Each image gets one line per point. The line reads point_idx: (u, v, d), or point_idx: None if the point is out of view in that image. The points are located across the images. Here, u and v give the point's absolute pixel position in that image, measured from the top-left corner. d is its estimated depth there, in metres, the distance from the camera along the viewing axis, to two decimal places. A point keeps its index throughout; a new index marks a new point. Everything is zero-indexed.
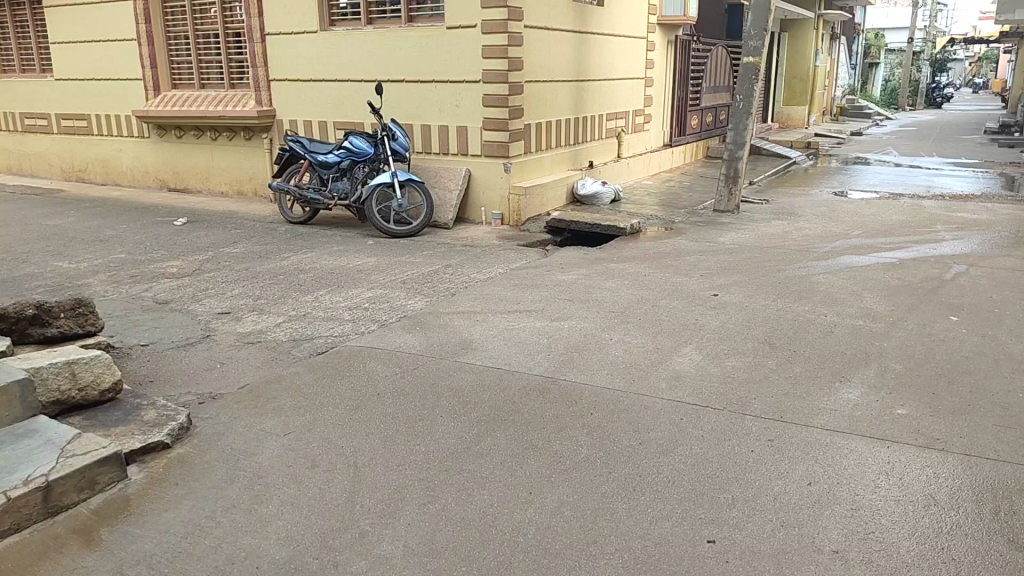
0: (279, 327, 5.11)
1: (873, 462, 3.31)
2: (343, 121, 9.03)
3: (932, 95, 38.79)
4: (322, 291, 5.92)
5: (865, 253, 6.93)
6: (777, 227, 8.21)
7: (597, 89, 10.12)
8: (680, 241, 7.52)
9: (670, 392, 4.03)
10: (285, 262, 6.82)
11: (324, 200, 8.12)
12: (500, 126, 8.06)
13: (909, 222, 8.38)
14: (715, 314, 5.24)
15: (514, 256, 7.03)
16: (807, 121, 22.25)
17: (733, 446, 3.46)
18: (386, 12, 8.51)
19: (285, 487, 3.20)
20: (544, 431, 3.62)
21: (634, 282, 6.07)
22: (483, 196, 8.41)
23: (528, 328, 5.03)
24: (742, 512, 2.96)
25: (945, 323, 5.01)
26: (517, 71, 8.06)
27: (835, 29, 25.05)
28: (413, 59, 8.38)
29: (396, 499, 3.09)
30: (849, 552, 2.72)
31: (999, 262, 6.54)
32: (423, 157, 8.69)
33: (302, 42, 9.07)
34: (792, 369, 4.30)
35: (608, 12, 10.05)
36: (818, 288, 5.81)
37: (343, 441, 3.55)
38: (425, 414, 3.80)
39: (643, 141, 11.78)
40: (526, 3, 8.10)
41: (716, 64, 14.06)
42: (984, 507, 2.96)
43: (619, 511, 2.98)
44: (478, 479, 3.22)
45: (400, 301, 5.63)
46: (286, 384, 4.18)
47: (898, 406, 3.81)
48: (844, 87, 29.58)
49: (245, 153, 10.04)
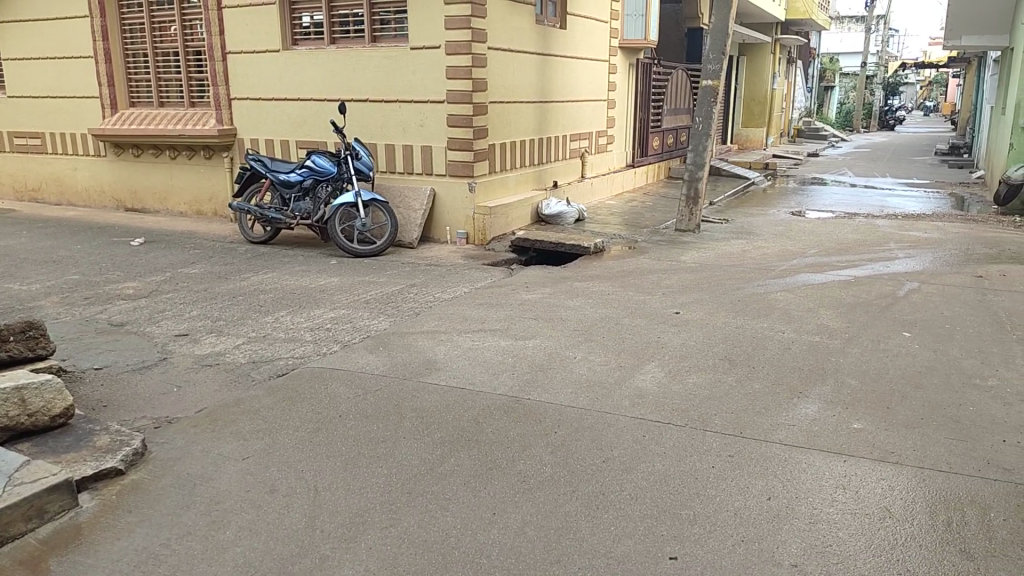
0: (238, 349, 5.04)
1: (830, 476, 3.35)
2: (306, 140, 8.99)
3: (886, 117, 39.86)
4: (282, 312, 5.86)
5: (821, 271, 7.07)
6: (736, 246, 8.34)
7: (561, 109, 10.21)
8: (642, 260, 7.60)
9: (633, 409, 4.05)
10: (245, 283, 6.74)
11: (285, 219, 8.04)
12: (464, 146, 8.10)
13: (863, 241, 8.59)
14: (677, 332, 5.30)
15: (478, 275, 7.03)
16: (766, 143, 22.69)
17: (694, 461, 3.49)
18: (350, 32, 8.52)
19: (243, 512, 3.14)
20: (507, 450, 3.61)
21: (597, 300, 6.12)
22: (447, 215, 8.41)
23: (492, 347, 5.03)
24: (703, 528, 2.98)
25: (898, 338, 5.13)
26: (481, 91, 8.11)
27: (791, 54, 25.69)
28: (376, 78, 8.39)
29: (357, 523, 3.05)
30: (807, 565, 2.75)
31: (950, 279, 6.72)
32: (387, 176, 8.67)
33: (265, 61, 9.02)
34: (752, 385, 4.35)
35: (570, 34, 10.17)
36: (776, 305, 5.91)
37: (303, 465, 3.50)
38: (388, 435, 3.77)
39: (606, 161, 11.90)
40: (489, 24, 8.16)
41: (677, 86, 14.29)
42: (937, 518, 3.02)
43: (583, 530, 2.98)
44: (441, 500, 3.19)
45: (363, 321, 5.60)
46: (245, 408, 4.11)
47: (853, 420, 3.88)
48: (800, 110, 30.29)
49: (205, 172, 9.93)
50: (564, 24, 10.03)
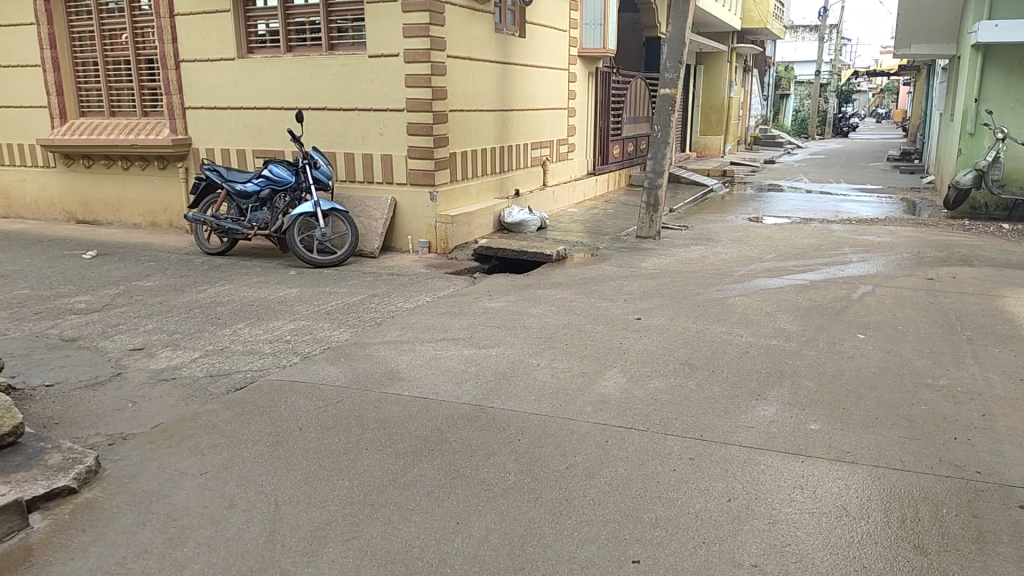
0: (195, 362, 4.96)
1: (789, 476, 3.40)
2: (263, 149, 8.88)
3: (840, 124, 40.70)
4: (241, 324, 5.77)
5: (779, 276, 7.18)
6: (695, 252, 8.44)
7: (521, 117, 10.24)
8: (604, 267, 7.65)
9: (595, 415, 4.06)
10: (202, 295, 6.63)
11: (242, 229, 7.93)
12: (424, 154, 8.08)
13: (819, 245, 8.76)
14: (638, 338, 5.34)
15: (440, 284, 7.01)
16: (724, 150, 23.02)
17: (656, 465, 3.51)
18: (306, 40, 8.45)
19: (202, 529, 3.08)
20: (471, 459, 3.60)
21: (560, 307, 6.14)
22: (409, 224, 8.38)
23: (455, 356, 5.01)
24: (665, 531, 3.00)
25: (853, 341, 5.23)
26: (440, 99, 8.10)
27: (747, 62, 26.14)
28: (334, 87, 8.34)
29: (318, 536, 3.01)
30: (767, 565, 2.78)
31: (902, 282, 6.88)
32: (347, 185, 8.61)
33: (220, 69, 8.91)
34: (712, 389, 4.40)
35: (529, 42, 10.22)
36: (734, 310, 5.99)
37: (262, 479, 3.45)
38: (350, 446, 3.73)
39: (568, 169, 11.97)
40: (448, 33, 8.16)
41: (636, 95, 14.43)
42: (892, 515, 3.08)
43: (546, 536, 2.98)
44: (404, 511, 3.16)
45: (324, 332, 5.54)
46: (202, 422, 4.04)
47: (810, 422, 3.95)
48: (757, 118, 30.79)
49: (159, 183, 9.76)
50: (523, 32, 10.09)
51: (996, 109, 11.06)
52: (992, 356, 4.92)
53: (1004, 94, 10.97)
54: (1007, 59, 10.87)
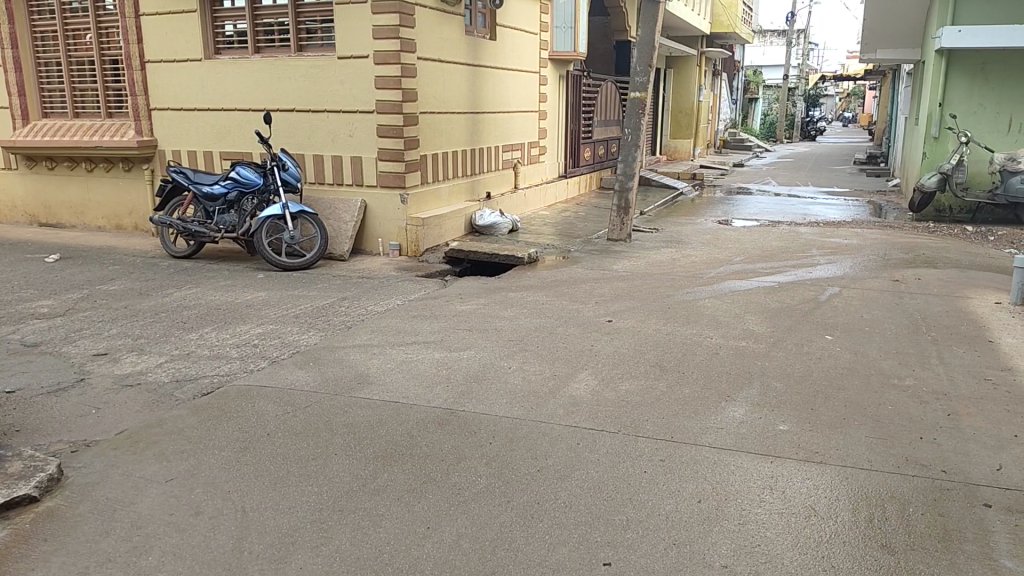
0: (161, 367, 4.86)
1: (758, 477, 3.43)
2: (230, 151, 8.78)
3: (808, 128, 41.13)
4: (208, 328, 5.69)
5: (747, 278, 7.24)
6: (666, 254, 8.49)
7: (492, 121, 10.23)
8: (575, 269, 7.66)
9: (567, 418, 4.06)
10: (169, 299, 6.52)
11: (209, 233, 7.81)
12: (395, 157, 8.03)
13: (787, 248, 8.85)
14: (610, 340, 5.34)
15: (411, 287, 6.97)
16: (693, 153, 23.21)
17: (627, 467, 3.52)
18: (274, 41, 8.36)
19: (167, 536, 3.03)
20: (441, 463, 3.57)
21: (532, 310, 6.12)
22: (380, 226, 8.32)
23: (426, 359, 4.98)
24: (636, 533, 3.00)
25: (820, 342, 5.29)
26: (411, 102, 8.06)
27: (716, 66, 26.36)
28: (303, 89, 8.26)
29: (286, 543, 2.97)
30: (737, 565, 2.80)
31: (868, 284, 6.98)
32: (316, 187, 8.53)
33: (186, 70, 8.79)
34: (682, 391, 4.42)
35: (500, 45, 10.22)
36: (704, 312, 6.03)
37: (229, 486, 3.39)
38: (318, 452, 3.69)
39: (539, 172, 11.98)
40: (419, 34, 8.13)
41: (607, 99, 14.48)
42: (860, 515, 3.11)
43: (517, 540, 2.97)
44: (374, 517, 3.13)
45: (293, 336, 5.47)
46: (168, 428, 3.97)
47: (779, 423, 3.97)
48: (726, 121, 31.10)
49: (124, 185, 9.59)
50: (494, 35, 10.07)
51: (959, 114, 11.29)
52: (956, 357, 5.00)
53: (967, 99, 11.20)
54: (969, 65, 11.10)
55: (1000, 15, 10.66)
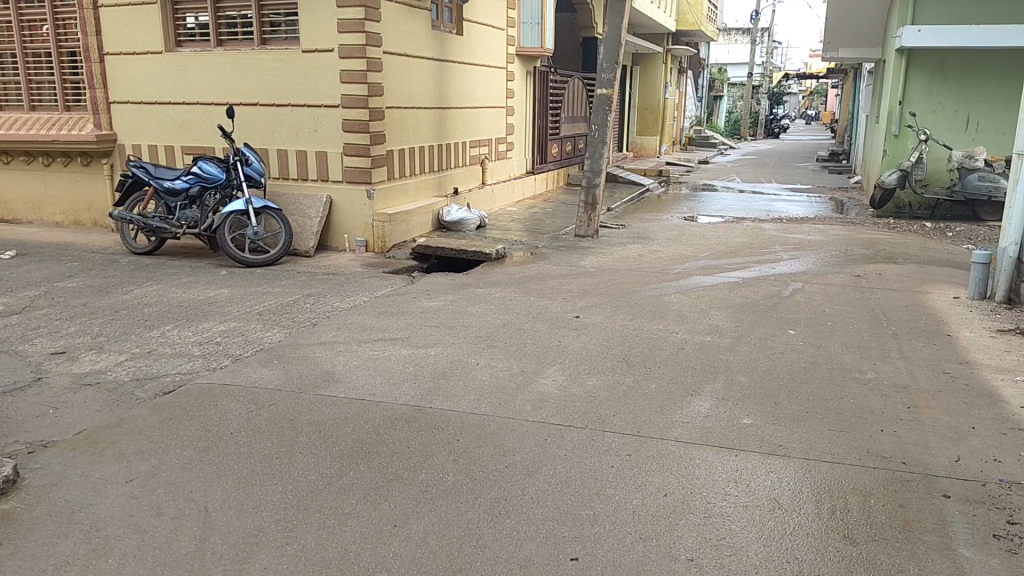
0: (121, 366, 4.76)
1: (723, 470, 3.46)
2: (192, 146, 8.63)
3: (773, 124, 41.62)
4: (169, 326, 5.59)
5: (712, 273, 7.31)
6: (633, 250, 8.53)
7: (459, 116, 10.20)
8: (543, 265, 7.66)
9: (535, 414, 4.06)
10: (129, 297, 6.38)
11: (170, 228, 7.67)
12: (361, 152, 7.96)
13: (751, 244, 8.95)
14: (577, 335, 5.37)
15: (378, 283, 6.92)
16: (660, 150, 23.35)
17: (594, 462, 3.53)
18: (237, 34, 8.23)
19: (127, 538, 2.96)
20: (408, 461, 3.54)
21: (500, 307, 6.11)
22: (346, 222, 8.24)
23: (392, 356, 4.94)
24: (603, 528, 3.01)
25: (784, 336, 5.36)
26: (377, 96, 7.99)
27: (682, 64, 26.60)
28: (266, 82, 8.15)
29: (250, 543, 2.93)
30: (703, 559, 2.82)
31: (831, 279, 7.09)
32: (280, 182, 8.42)
33: (145, 62, 8.62)
34: (648, 385, 4.45)
35: (466, 40, 10.18)
36: (670, 307, 6.08)
37: (192, 486, 3.33)
38: (284, 450, 3.64)
39: (507, 168, 11.94)
40: (384, 28, 8.06)
41: (573, 96, 14.51)
42: (822, 507, 3.16)
43: (485, 536, 2.96)
44: (340, 516, 3.09)
45: (257, 334, 5.39)
46: (129, 428, 3.89)
47: (744, 416, 4.02)
48: (692, 119, 31.38)
49: (83, 180, 9.39)
50: (460, 30, 10.03)
51: (919, 112, 11.49)
52: (916, 350, 5.10)
53: (927, 97, 11.40)
54: (929, 63, 11.28)
55: (959, 14, 10.84)
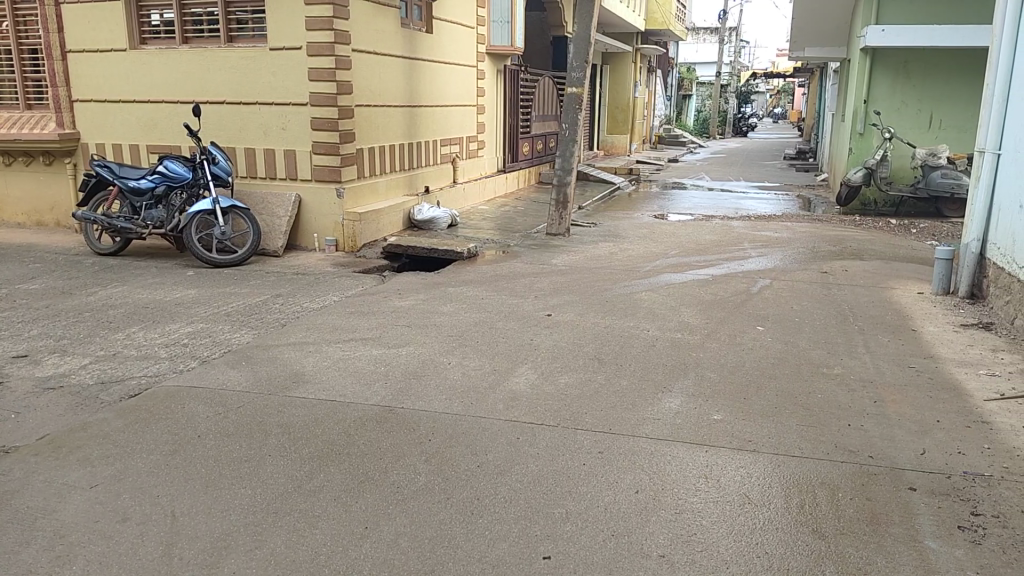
0: (85, 369, 4.67)
1: (694, 466, 3.48)
2: (157, 145, 8.49)
3: (741, 123, 42.02)
4: (135, 328, 5.49)
5: (682, 271, 7.36)
6: (603, 248, 8.57)
7: (430, 114, 10.15)
8: (515, 264, 7.66)
9: (507, 413, 4.05)
10: (93, 298, 6.26)
11: (136, 228, 7.54)
12: (330, 150, 7.89)
13: (720, 241, 9.03)
14: (549, 334, 5.37)
15: (348, 283, 6.86)
16: (630, 148, 23.47)
17: (567, 460, 3.53)
18: (203, 32, 8.11)
19: (93, 545, 2.90)
20: (380, 462, 3.52)
21: (472, 305, 6.10)
22: (315, 221, 8.17)
23: (363, 356, 4.91)
24: (576, 526, 3.01)
25: (753, 332, 5.42)
26: (346, 94, 7.93)
27: (651, 63, 26.79)
28: (233, 80, 8.05)
29: (219, 547, 2.88)
30: (675, 555, 2.83)
31: (798, 275, 7.17)
32: (247, 181, 8.31)
33: (110, 60, 8.46)
34: (619, 382, 4.47)
35: (436, 38, 10.15)
36: (640, 304, 6.11)
37: (158, 490, 3.28)
38: (253, 453, 3.60)
39: (478, 166, 11.92)
40: (353, 25, 8.00)
41: (544, 94, 14.52)
42: (792, 501, 3.19)
43: (457, 537, 2.95)
44: (310, 519, 3.06)
45: (225, 335, 5.32)
46: (93, 432, 3.81)
47: (713, 412, 4.05)
48: (661, 117, 31.56)
49: (46, 180, 9.20)
50: (430, 28, 9.99)
51: (883, 110, 11.69)
52: (881, 345, 5.17)
53: (890, 95, 11.59)
54: (893, 62, 11.47)
55: (922, 14, 11.03)
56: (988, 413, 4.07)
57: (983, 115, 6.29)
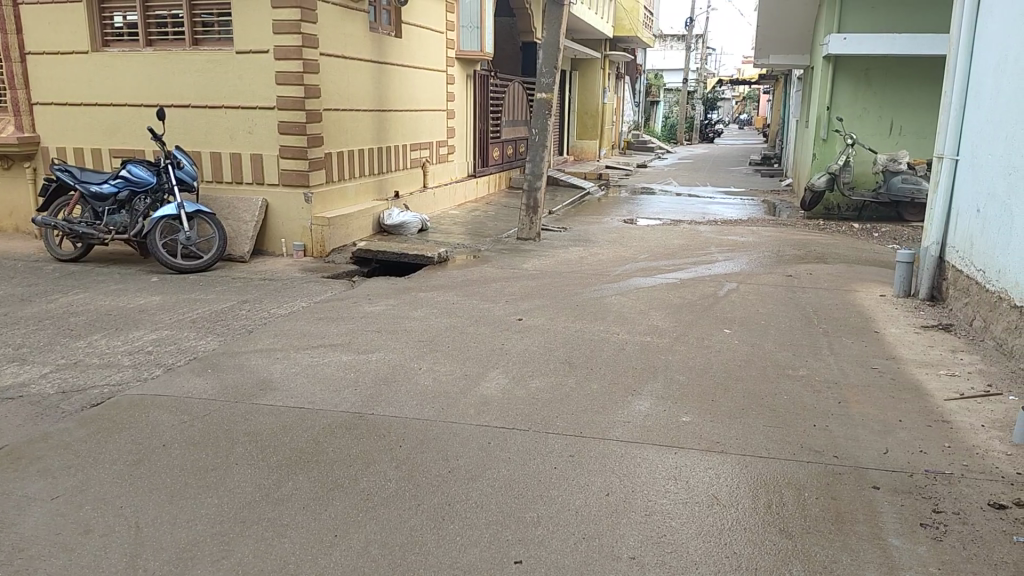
0: (45, 378, 4.57)
1: (663, 468, 3.51)
2: (120, 149, 8.35)
3: (707, 129, 42.50)
4: (98, 335, 5.39)
5: (651, 275, 7.42)
6: (573, 253, 8.60)
7: (399, 118, 10.12)
8: (485, 269, 7.66)
9: (478, 417, 4.06)
10: (54, 305, 6.14)
11: (98, 234, 7.40)
12: (298, 154, 7.83)
13: (688, 246, 9.12)
14: (520, 338, 5.37)
15: (317, 289, 6.81)
16: (600, 154, 23.60)
17: (538, 464, 3.54)
18: (168, 34, 8.01)
19: (53, 558, 2.84)
20: (350, 469, 3.49)
21: (442, 310, 6.09)
22: (283, 227, 8.10)
23: (332, 362, 4.87)
24: (547, 529, 3.02)
25: (721, 335, 5.47)
26: (314, 98, 7.88)
27: (619, 69, 27.00)
28: (199, 83, 7.95)
29: (184, 558, 2.84)
30: (644, 557, 2.85)
31: (763, 279, 7.28)
32: (213, 186, 8.21)
33: (71, 62, 8.31)
34: (589, 386, 4.49)
35: (405, 42, 10.13)
36: (610, 308, 6.15)
37: (122, 501, 3.22)
38: (219, 462, 3.55)
39: (447, 171, 11.90)
40: (321, 28, 7.95)
41: (513, 100, 14.54)
42: (759, 501, 3.23)
43: (428, 543, 2.94)
44: (279, 527, 3.03)
45: (190, 342, 5.25)
46: (53, 443, 3.73)
47: (682, 414, 4.09)
48: (630, 123, 31.85)
49: (5, 185, 9.00)
50: (399, 32, 9.96)
51: (846, 117, 11.90)
52: (845, 347, 5.26)
53: (853, 102, 11.81)
54: (855, 70, 11.68)
55: (882, 22, 11.26)
56: (948, 412, 4.16)
57: (942, 121, 6.44)
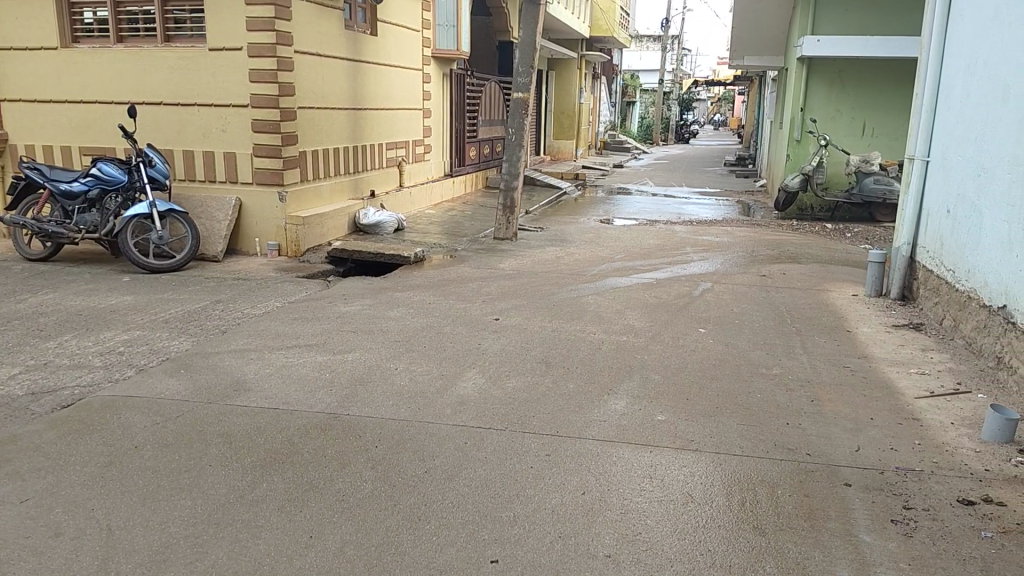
0: (13, 379, 4.49)
1: (639, 466, 3.53)
2: (91, 146, 8.23)
3: (682, 130, 42.81)
4: (68, 336, 5.31)
5: (627, 275, 7.46)
6: (550, 253, 8.62)
7: (375, 117, 10.07)
8: (462, 268, 7.64)
9: (454, 417, 4.05)
10: (22, 305, 6.04)
11: (67, 233, 7.27)
12: (272, 153, 7.76)
13: (663, 246, 9.18)
14: (496, 338, 5.37)
15: (292, 289, 6.76)
16: (576, 154, 23.68)
17: (514, 464, 3.54)
18: (139, 31, 7.90)
19: (22, 562, 2.79)
20: (325, 470, 3.47)
21: (418, 310, 6.07)
22: (257, 226, 8.02)
23: (307, 363, 4.84)
24: (523, 528, 3.02)
25: (695, 335, 5.51)
26: (288, 96, 7.81)
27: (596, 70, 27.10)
28: (171, 80, 7.86)
29: (157, 561, 2.80)
30: (621, 555, 2.86)
31: (738, 278, 7.34)
32: (185, 184, 8.12)
33: (40, 58, 8.17)
34: (565, 385, 4.50)
35: (381, 41, 10.08)
36: (587, 308, 6.17)
37: (93, 503, 3.17)
38: (192, 464, 3.51)
39: (424, 171, 11.86)
40: (295, 26, 7.89)
41: (490, 99, 14.53)
42: (734, 499, 3.26)
43: (404, 544, 2.92)
44: (253, 529, 3.00)
45: (163, 343, 5.18)
46: (22, 445, 3.67)
47: (657, 413, 4.11)
48: (606, 123, 32.01)
49: None
50: (374, 30, 9.91)
51: (819, 118, 12.04)
52: (818, 346, 5.32)
53: (826, 104, 11.95)
54: (828, 72, 11.83)
55: (855, 24, 11.40)
56: (918, 410, 4.22)
57: (913, 123, 6.54)
